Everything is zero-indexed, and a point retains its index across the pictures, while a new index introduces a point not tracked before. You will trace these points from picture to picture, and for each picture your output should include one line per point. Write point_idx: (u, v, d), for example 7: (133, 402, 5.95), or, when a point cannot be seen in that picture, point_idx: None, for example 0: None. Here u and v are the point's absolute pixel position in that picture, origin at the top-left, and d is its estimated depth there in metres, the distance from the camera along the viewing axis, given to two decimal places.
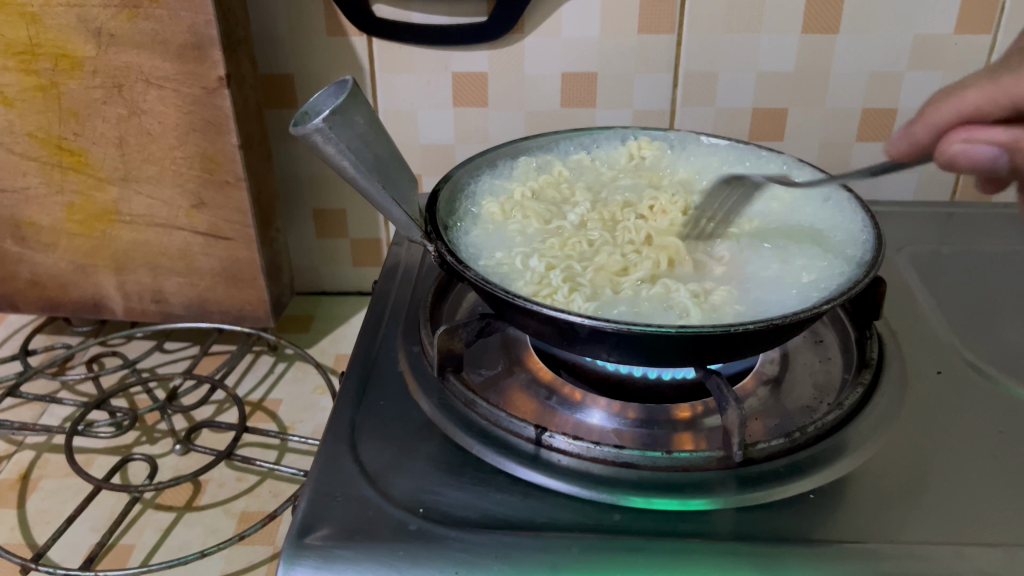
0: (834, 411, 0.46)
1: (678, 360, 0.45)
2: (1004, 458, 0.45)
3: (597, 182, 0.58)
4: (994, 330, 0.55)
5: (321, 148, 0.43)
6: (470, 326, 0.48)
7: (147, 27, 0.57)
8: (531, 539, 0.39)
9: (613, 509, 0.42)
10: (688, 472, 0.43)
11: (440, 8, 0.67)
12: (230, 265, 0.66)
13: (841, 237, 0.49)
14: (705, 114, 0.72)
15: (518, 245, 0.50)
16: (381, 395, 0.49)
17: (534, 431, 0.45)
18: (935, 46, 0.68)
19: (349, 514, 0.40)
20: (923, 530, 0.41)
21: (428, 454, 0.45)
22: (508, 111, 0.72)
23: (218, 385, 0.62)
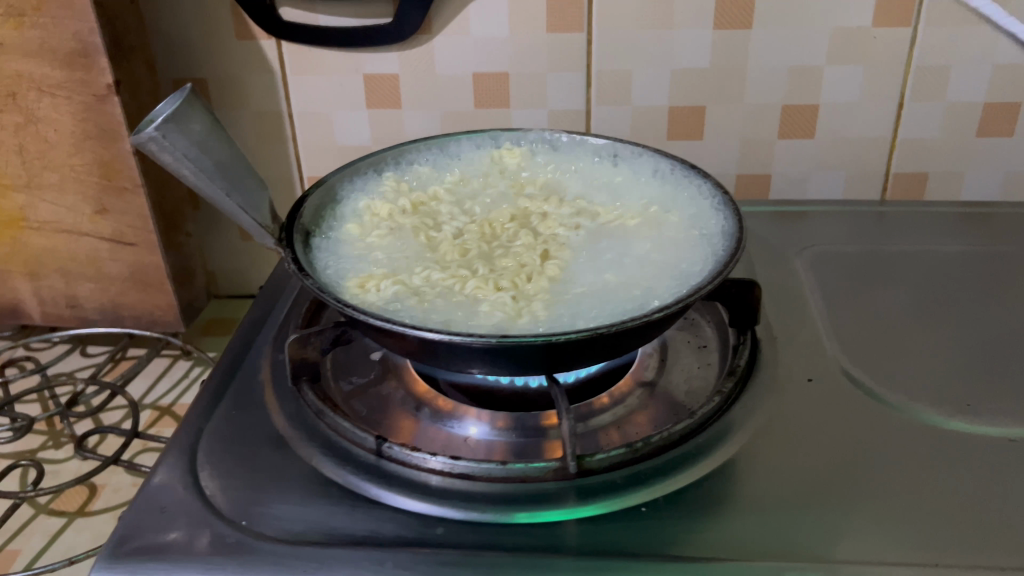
0: (684, 422, 0.45)
1: (521, 369, 0.44)
2: (855, 469, 0.43)
3: (479, 192, 0.56)
4: (881, 334, 0.53)
5: (157, 156, 0.43)
6: (324, 334, 0.47)
7: (33, 35, 0.57)
8: (345, 552, 0.39)
9: (437, 521, 0.41)
10: (524, 483, 0.43)
11: (346, 9, 0.67)
12: (138, 271, 0.66)
13: (699, 234, 0.48)
14: (623, 114, 0.70)
15: (381, 266, 0.48)
16: (236, 403, 0.48)
17: (374, 441, 0.44)
18: (853, 40, 0.66)
19: (170, 525, 0.40)
20: (749, 545, 0.39)
21: (267, 464, 0.45)
22: (423, 111, 0.71)
23: (118, 391, 0.63)
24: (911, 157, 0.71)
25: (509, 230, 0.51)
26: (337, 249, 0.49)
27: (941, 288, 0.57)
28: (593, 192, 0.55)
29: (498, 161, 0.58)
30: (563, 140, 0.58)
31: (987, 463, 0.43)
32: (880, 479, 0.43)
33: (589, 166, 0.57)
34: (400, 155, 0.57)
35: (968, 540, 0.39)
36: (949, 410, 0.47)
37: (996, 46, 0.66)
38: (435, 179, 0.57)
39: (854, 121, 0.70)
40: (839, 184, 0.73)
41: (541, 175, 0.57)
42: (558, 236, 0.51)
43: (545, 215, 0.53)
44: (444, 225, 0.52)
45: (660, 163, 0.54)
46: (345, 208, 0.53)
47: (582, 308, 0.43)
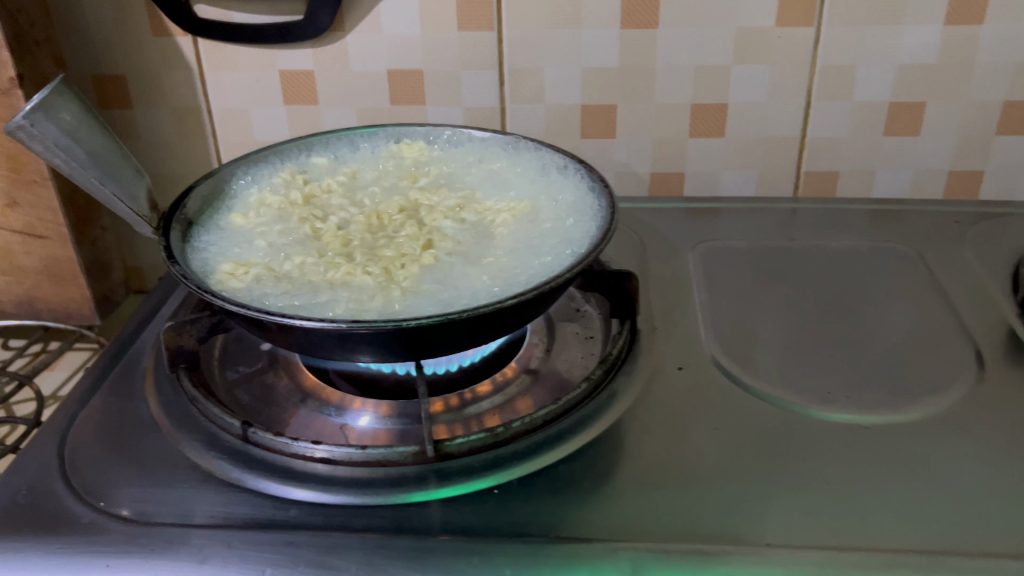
0: (548, 407, 0.46)
1: (383, 356, 0.45)
2: (710, 454, 0.44)
3: (374, 183, 0.57)
4: (758, 326, 0.54)
5: (28, 145, 0.44)
6: (199, 323, 0.48)
7: None
8: (195, 532, 0.39)
9: (291, 503, 0.42)
10: (384, 467, 0.43)
11: (259, 7, 0.68)
12: (50, 264, 0.67)
13: (575, 231, 0.49)
14: (537, 112, 0.71)
15: (259, 255, 0.49)
16: (116, 390, 0.49)
17: (239, 427, 0.44)
18: (758, 40, 0.67)
19: (28, 507, 0.41)
20: (594, 528, 0.40)
21: (135, 449, 0.45)
22: (340, 109, 0.72)
23: (25, 381, 0.63)
24: (821, 156, 0.72)
25: (396, 219, 0.52)
26: (218, 238, 0.50)
27: (829, 283, 0.58)
28: (483, 185, 0.55)
29: (396, 154, 0.59)
30: (461, 135, 0.58)
31: (840, 450, 0.44)
32: (732, 463, 0.44)
33: (484, 160, 0.58)
34: (299, 147, 0.57)
35: (806, 523, 0.40)
36: (811, 398, 0.48)
37: (897, 47, 0.67)
38: (332, 172, 0.57)
39: (763, 120, 0.71)
40: (752, 182, 0.74)
41: (436, 168, 0.57)
42: (440, 227, 0.51)
43: (432, 207, 0.53)
44: (333, 214, 0.53)
45: (549, 158, 0.55)
46: (234, 199, 0.53)
47: (446, 300, 0.44)
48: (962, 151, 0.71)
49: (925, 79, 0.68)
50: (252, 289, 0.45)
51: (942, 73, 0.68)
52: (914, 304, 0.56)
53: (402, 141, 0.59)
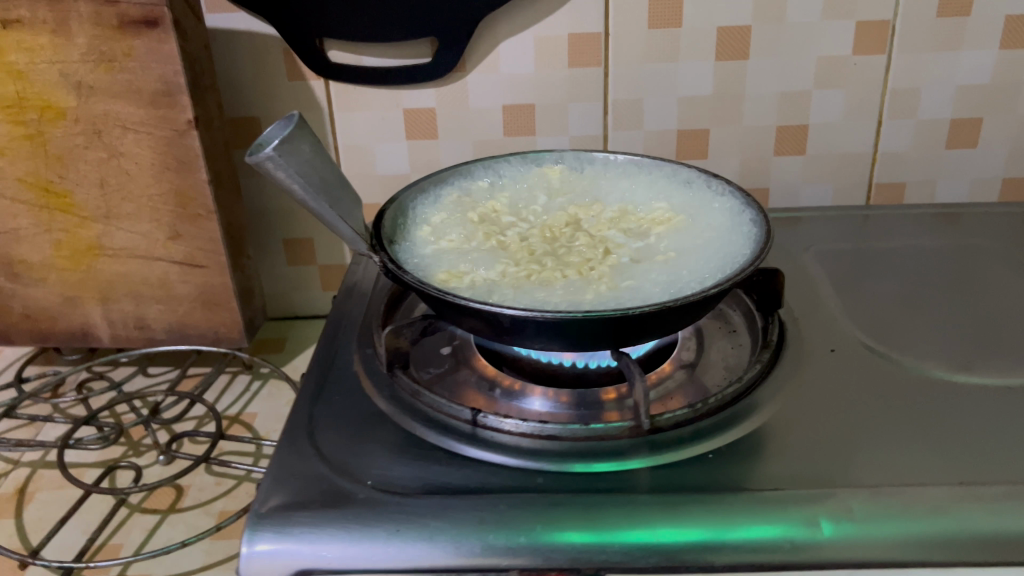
0: (735, 385, 0.53)
1: (593, 345, 0.50)
2: (883, 419, 0.51)
3: (530, 201, 0.63)
4: (884, 314, 0.60)
5: (272, 174, 0.50)
6: (413, 326, 0.54)
7: (122, 78, 0.64)
8: (462, 500, 0.45)
9: (537, 473, 0.48)
10: (604, 441, 0.50)
11: (389, 52, 0.75)
12: (205, 291, 0.72)
13: (730, 229, 0.56)
14: (636, 137, 0.79)
15: (460, 264, 0.55)
16: (336, 390, 0.55)
17: (470, 412, 0.51)
18: (837, 67, 0.75)
19: (305, 488, 0.46)
20: (804, 479, 0.46)
21: (377, 437, 0.51)
22: (457, 141, 0.79)
23: (197, 399, 0.69)
24: (890, 168, 0.81)
25: (566, 230, 0.59)
26: (418, 254, 0.56)
27: (930, 274, 0.66)
28: (629, 199, 0.62)
29: (541, 178, 0.66)
30: (592, 157, 0.66)
31: (989, 406, 0.51)
32: (905, 423, 0.50)
33: (622, 179, 0.65)
34: (452, 175, 0.64)
35: (989, 464, 0.46)
36: (950, 368, 0.54)
37: (959, 70, 0.75)
38: (486, 194, 0.64)
39: (840, 138, 0.79)
40: (827, 194, 0.82)
41: (580, 187, 0.65)
42: (606, 234, 0.58)
43: (592, 219, 0.60)
44: (507, 229, 0.59)
45: (687, 176, 0.62)
46: (416, 219, 0.60)
47: (644, 291, 0.51)
48: (1014, 159, 0.80)
49: (982, 97, 0.77)
50: (472, 292, 0.51)
51: (998, 91, 0.76)
52: (1011, 288, 0.63)
53: (543, 165, 0.66)
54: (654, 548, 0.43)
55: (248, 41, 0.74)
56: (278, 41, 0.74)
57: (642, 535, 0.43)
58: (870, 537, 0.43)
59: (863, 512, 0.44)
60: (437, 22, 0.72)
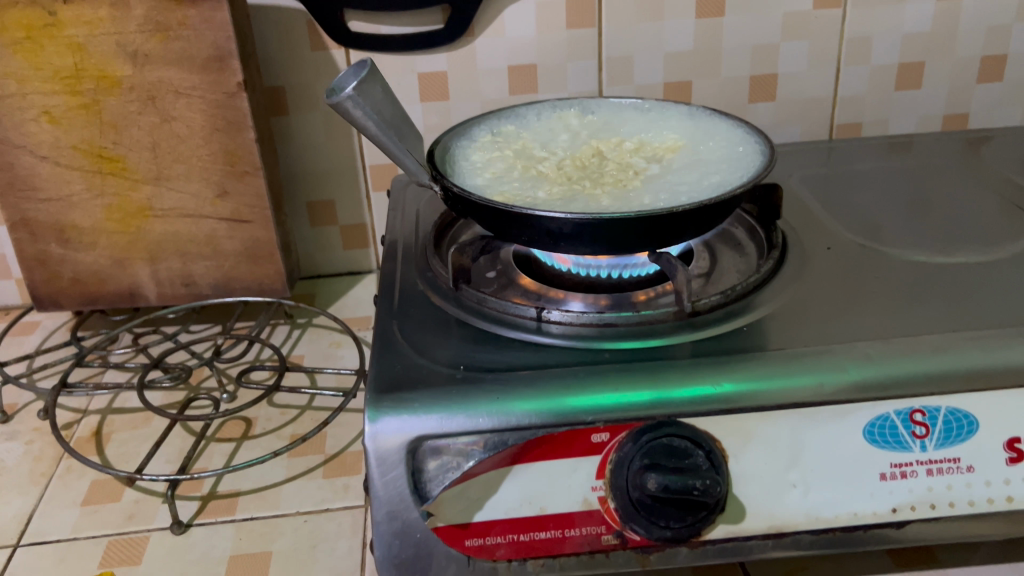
0: (755, 276, 0.62)
1: (637, 248, 0.59)
2: (882, 293, 0.60)
3: (555, 139, 0.71)
4: (867, 219, 0.70)
5: (349, 113, 0.57)
6: (474, 245, 0.62)
7: (176, 46, 0.70)
8: (547, 372, 0.53)
9: (603, 351, 0.56)
10: (653, 325, 0.58)
11: (403, 20, 0.82)
12: (251, 245, 0.78)
13: (738, 150, 0.65)
14: (627, 92, 0.88)
15: (510, 189, 0.63)
16: (409, 304, 0.62)
17: (535, 310, 0.59)
18: (800, 21, 0.86)
19: (408, 373, 0.53)
20: (827, 338, 0.55)
21: (458, 335, 0.58)
22: (467, 102, 0.87)
23: (254, 340, 0.75)
24: (848, 111, 0.91)
25: (595, 160, 0.67)
26: (471, 184, 0.64)
27: (898, 188, 0.76)
28: (642, 132, 0.71)
29: (560, 120, 0.74)
30: (603, 100, 0.75)
31: (966, 277, 0.61)
32: (901, 294, 0.60)
33: (633, 117, 0.73)
34: (482, 122, 0.72)
35: (973, 316, 0.56)
36: (929, 254, 0.64)
37: (904, 19, 0.86)
38: (514, 135, 0.72)
39: (805, 85, 0.89)
40: (796, 136, 0.92)
41: (596, 126, 0.73)
42: (630, 161, 0.67)
43: (614, 150, 0.69)
44: (541, 162, 0.68)
45: (691, 112, 0.71)
46: (460, 157, 0.68)
47: (675, 199, 0.60)
48: (952, 97, 0.92)
49: (924, 43, 0.88)
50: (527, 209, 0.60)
51: (936, 36, 0.88)
52: (967, 194, 0.74)
53: (560, 110, 0.75)
54: (717, 398, 0.51)
55: (276, 15, 0.80)
56: (303, 14, 0.80)
57: (706, 389, 0.51)
58: (890, 372, 0.52)
59: (879, 354, 0.53)
60: None
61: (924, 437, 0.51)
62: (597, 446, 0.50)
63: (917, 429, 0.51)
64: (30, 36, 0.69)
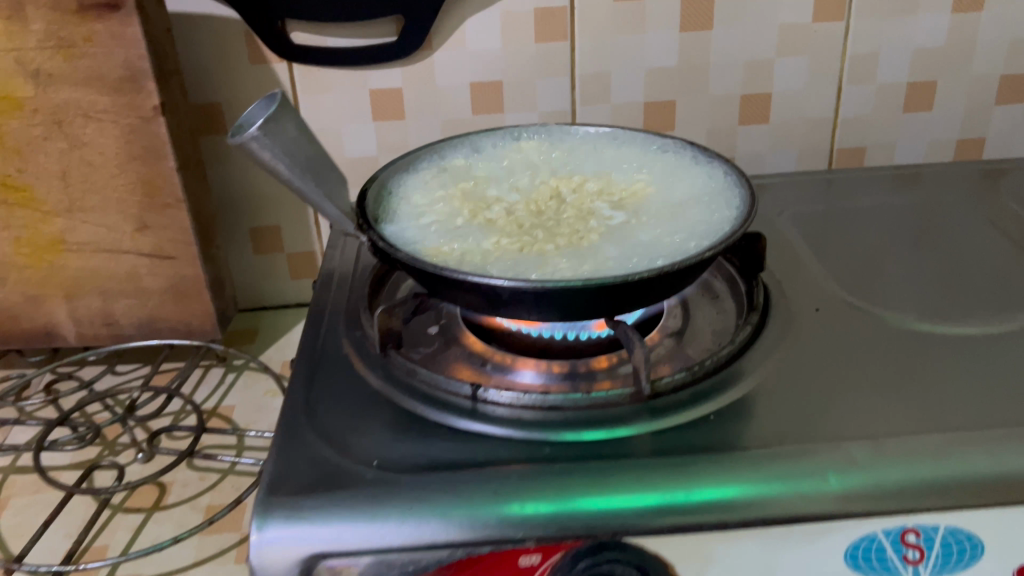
0: (729, 346, 0.54)
1: (591, 315, 0.51)
2: (875, 368, 0.52)
3: (510, 176, 0.63)
4: (864, 271, 0.62)
5: (256, 155, 0.49)
6: (406, 305, 0.54)
7: (83, 65, 0.62)
8: (474, 474, 0.45)
9: (544, 444, 0.48)
10: (606, 409, 0.50)
11: (352, 31, 0.73)
12: (177, 282, 0.71)
13: (715, 194, 0.57)
14: (603, 111, 0.79)
15: (449, 239, 0.55)
16: (330, 372, 0.54)
17: (470, 387, 0.51)
18: (799, 34, 0.76)
19: (313, 469, 0.46)
20: (808, 433, 0.47)
21: (380, 417, 0.50)
22: (425, 121, 0.78)
23: (175, 394, 0.67)
24: (851, 134, 0.82)
25: (553, 204, 0.59)
26: (405, 230, 0.55)
27: (901, 231, 0.68)
28: (609, 169, 0.63)
29: (518, 153, 0.66)
30: (569, 130, 0.66)
31: (974, 353, 0.52)
32: (899, 373, 0.51)
33: (600, 151, 0.65)
34: (428, 154, 0.64)
35: (983, 407, 0.48)
36: (932, 320, 0.56)
37: (914, 34, 0.77)
38: (464, 170, 0.64)
39: (803, 105, 0.80)
40: (792, 160, 0.83)
41: (558, 161, 0.65)
42: (592, 205, 0.58)
43: (576, 191, 0.60)
44: (492, 204, 0.59)
45: (665, 147, 0.63)
46: (398, 197, 0.60)
47: (638, 257, 0.51)
48: (967, 120, 0.82)
49: (937, 61, 0.79)
50: (463, 265, 0.51)
51: (951, 53, 0.79)
52: (977, 241, 0.66)
53: (518, 140, 0.66)
54: (669, 512, 0.43)
55: (209, 25, 0.72)
56: (240, 24, 0.72)
57: (657, 499, 0.43)
58: (878, 482, 0.43)
59: (868, 459, 0.44)
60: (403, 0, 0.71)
61: (917, 563, 0.43)
62: (525, 569, 0.43)
63: (908, 552, 0.43)
64: None
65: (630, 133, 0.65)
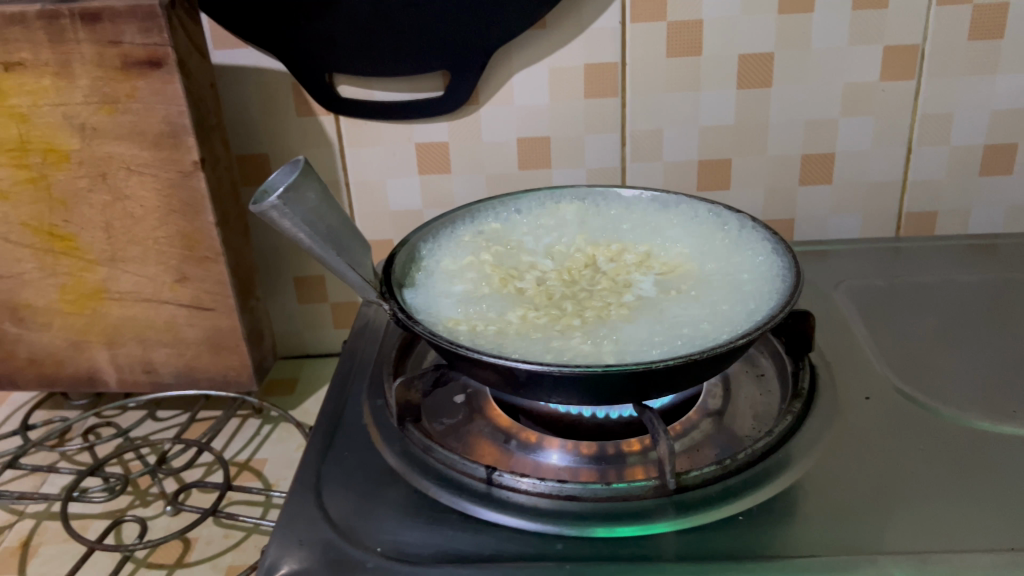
0: (765, 439, 0.50)
1: (617, 399, 0.48)
2: (925, 471, 0.48)
3: (546, 241, 0.61)
4: (922, 359, 0.58)
5: (277, 223, 0.48)
6: (425, 377, 0.52)
7: (125, 120, 0.62)
8: (479, 569, 0.42)
9: (556, 538, 0.45)
10: (627, 501, 0.46)
11: (400, 85, 0.73)
12: (214, 334, 0.71)
13: (760, 272, 0.53)
14: (655, 169, 0.76)
15: (473, 308, 0.53)
16: (347, 445, 0.53)
17: (485, 471, 0.48)
18: (864, 94, 0.73)
19: (312, 554, 0.44)
20: (844, 543, 0.43)
21: (391, 498, 0.48)
22: (470, 175, 0.77)
23: (205, 447, 0.66)
24: (921, 197, 0.78)
25: (587, 274, 0.56)
26: (429, 297, 0.54)
27: (966, 315, 0.63)
28: (653, 237, 0.60)
29: (558, 216, 0.64)
30: (613, 193, 0.64)
31: None
32: (951, 478, 0.47)
33: (645, 216, 0.63)
34: (467, 213, 0.62)
35: None
36: (993, 419, 0.51)
37: (991, 95, 0.72)
38: (500, 232, 0.62)
39: (867, 168, 0.76)
40: (856, 224, 0.79)
41: (599, 225, 0.62)
42: (629, 276, 0.56)
43: (614, 260, 0.58)
44: (524, 271, 0.57)
45: (714, 217, 0.60)
46: (428, 259, 0.58)
47: (667, 338, 0.48)
48: None
49: (1015, 123, 0.74)
50: (483, 340, 0.49)
51: None
52: None
53: (559, 201, 0.65)
54: None
55: (256, 79, 0.72)
56: (287, 77, 0.72)
57: None
58: None
59: None
60: (449, 57, 0.70)
61: None
62: None
63: None
64: None
65: (679, 198, 0.62)
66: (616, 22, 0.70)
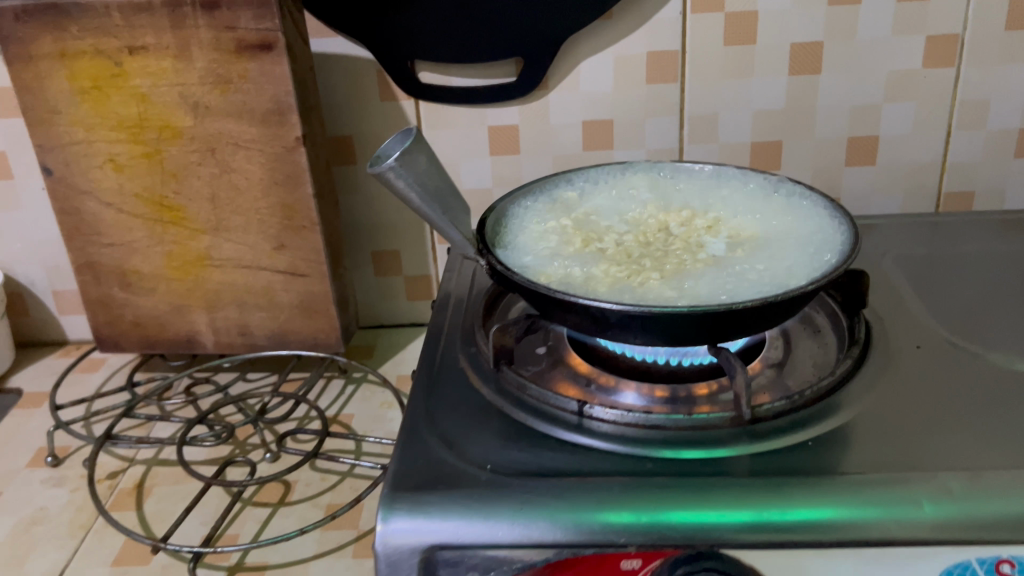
0: (829, 379, 0.56)
1: (694, 341, 0.53)
2: (974, 405, 0.53)
3: (620, 208, 0.67)
4: (967, 316, 0.63)
5: (392, 184, 0.54)
6: (519, 325, 0.59)
7: (236, 99, 0.69)
8: (581, 482, 0.48)
9: (644, 459, 0.51)
10: (706, 430, 0.52)
11: (475, 72, 0.79)
12: (306, 298, 0.77)
13: (820, 234, 0.59)
14: (710, 150, 0.82)
15: (560, 263, 0.59)
16: (447, 384, 0.60)
17: (576, 404, 0.54)
18: (907, 81, 0.78)
19: (430, 471, 0.50)
20: (905, 463, 0.49)
21: (493, 428, 0.54)
22: (538, 155, 0.83)
23: (301, 400, 0.72)
24: (959, 178, 0.83)
25: (660, 236, 0.62)
26: (520, 254, 0.60)
27: (1005, 279, 0.69)
28: (719, 206, 0.66)
29: (628, 188, 0.70)
30: (679, 166, 0.70)
31: None
32: (999, 411, 0.52)
33: (710, 188, 0.68)
34: (546, 184, 0.68)
35: None
36: None
37: None
38: (577, 201, 0.68)
39: (908, 150, 0.82)
40: (898, 203, 0.85)
41: (667, 195, 0.68)
42: (699, 238, 0.61)
43: (684, 225, 0.63)
44: (602, 234, 0.63)
45: (775, 188, 0.66)
46: (514, 223, 0.64)
47: (740, 288, 0.54)
48: None
49: None
50: (574, 289, 0.55)
51: None
52: None
53: (629, 174, 0.70)
54: (766, 526, 0.45)
55: (344, 65, 0.78)
56: (372, 64, 0.78)
57: (755, 515, 0.45)
58: (973, 514, 0.45)
59: (965, 490, 0.46)
60: (523, 45, 0.76)
61: None
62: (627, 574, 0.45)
63: None
64: (98, 86, 0.69)
65: (742, 172, 0.68)
66: (677, 13, 0.75)
